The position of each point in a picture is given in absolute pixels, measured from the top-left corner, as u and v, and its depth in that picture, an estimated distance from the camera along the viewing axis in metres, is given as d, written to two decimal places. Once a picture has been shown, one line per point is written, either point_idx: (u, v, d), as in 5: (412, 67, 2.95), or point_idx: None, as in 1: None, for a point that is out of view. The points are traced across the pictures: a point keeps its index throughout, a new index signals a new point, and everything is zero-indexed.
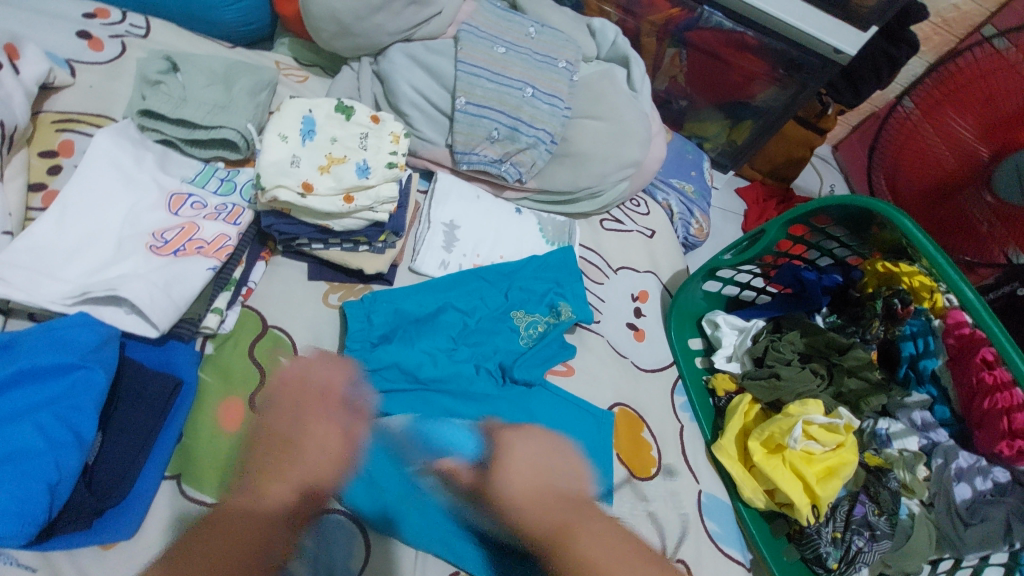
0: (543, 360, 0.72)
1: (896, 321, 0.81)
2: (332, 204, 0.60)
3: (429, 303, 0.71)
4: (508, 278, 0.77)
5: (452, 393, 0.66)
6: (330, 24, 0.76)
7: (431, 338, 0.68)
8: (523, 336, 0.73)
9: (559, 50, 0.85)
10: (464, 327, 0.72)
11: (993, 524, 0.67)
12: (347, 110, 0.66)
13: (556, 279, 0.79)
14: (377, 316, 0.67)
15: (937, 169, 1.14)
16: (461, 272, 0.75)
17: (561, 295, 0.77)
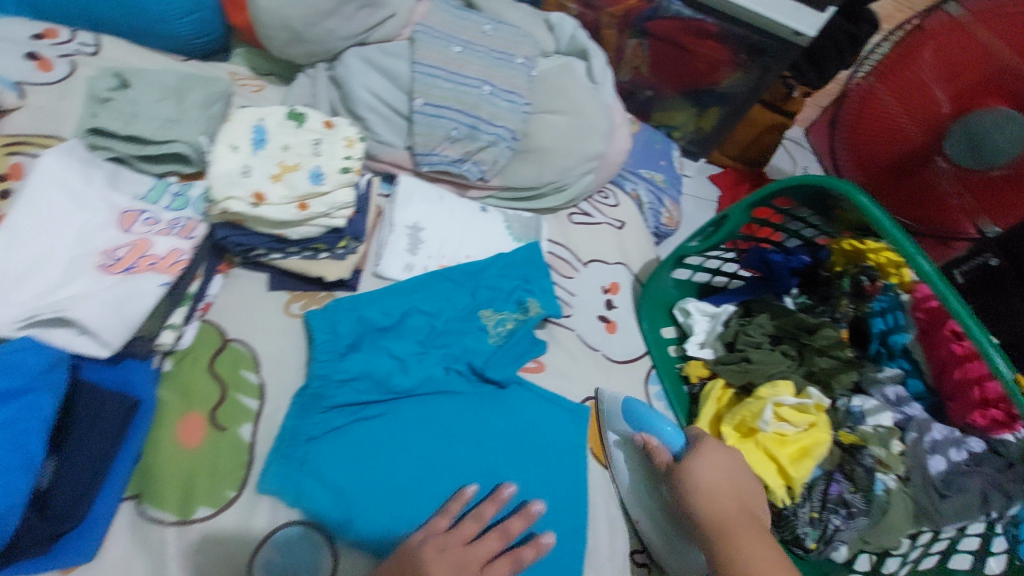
0: (516, 357, 0.72)
1: (864, 299, 0.83)
2: (286, 212, 0.59)
3: (394, 309, 0.70)
4: (474, 278, 0.77)
5: (427, 400, 0.65)
6: (282, 32, 0.76)
7: (400, 343, 0.68)
8: (492, 335, 0.73)
9: (515, 46, 0.85)
10: (434, 331, 0.71)
11: (969, 495, 0.65)
12: (299, 117, 0.65)
13: (524, 276, 0.79)
14: (342, 325, 0.65)
15: (899, 142, 1.14)
16: (426, 274, 0.75)
17: (529, 291, 0.77)
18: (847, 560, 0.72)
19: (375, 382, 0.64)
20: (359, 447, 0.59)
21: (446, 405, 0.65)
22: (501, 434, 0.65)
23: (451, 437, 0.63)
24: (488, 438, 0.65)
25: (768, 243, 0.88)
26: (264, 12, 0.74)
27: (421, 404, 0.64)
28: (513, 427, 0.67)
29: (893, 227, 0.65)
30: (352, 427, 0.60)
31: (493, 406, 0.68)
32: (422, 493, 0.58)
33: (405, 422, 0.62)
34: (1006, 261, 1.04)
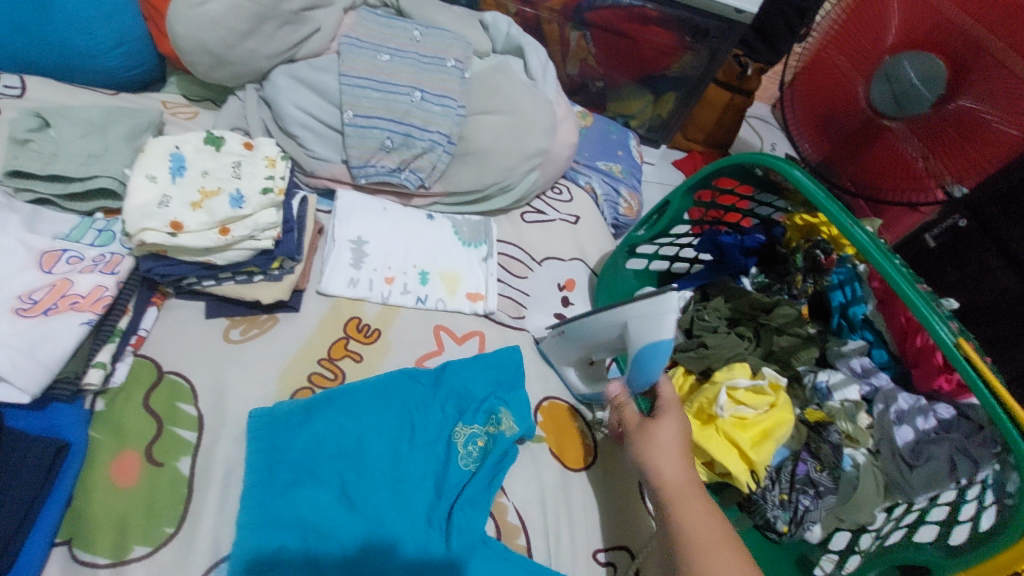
0: (481, 368, 0.71)
1: (821, 273, 0.81)
2: (206, 239, 0.58)
3: (356, 399, 0.64)
4: (448, 370, 0.70)
5: (395, 428, 0.64)
6: (203, 56, 0.75)
7: (359, 432, 0.62)
8: (464, 446, 0.65)
9: (446, 49, 0.83)
10: (395, 379, 0.67)
11: (937, 463, 0.65)
12: (217, 141, 0.65)
13: (503, 384, 0.71)
14: (289, 414, 0.60)
15: (843, 88, 0.88)
16: (392, 369, 0.68)
17: (507, 400, 0.69)
18: (823, 541, 0.69)
19: (334, 450, 0.60)
20: (334, 488, 0.58)
21: (415, 431, 0.64)
22: (476, 450, 0.65)
23: (426, 463, 0.63)
24: (462, 456, 0.64)
25: (724, 226, 0.87)
26: (180, 38, 0.72)
27: (389, 432, 0.63)
28: (487, 441, 0.65)
29: (825, 198, 0.63)
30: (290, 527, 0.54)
31: (463, 424, 0.66)
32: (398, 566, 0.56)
33: (376, 454, 0.61)
34: (975, 222, 1.08)
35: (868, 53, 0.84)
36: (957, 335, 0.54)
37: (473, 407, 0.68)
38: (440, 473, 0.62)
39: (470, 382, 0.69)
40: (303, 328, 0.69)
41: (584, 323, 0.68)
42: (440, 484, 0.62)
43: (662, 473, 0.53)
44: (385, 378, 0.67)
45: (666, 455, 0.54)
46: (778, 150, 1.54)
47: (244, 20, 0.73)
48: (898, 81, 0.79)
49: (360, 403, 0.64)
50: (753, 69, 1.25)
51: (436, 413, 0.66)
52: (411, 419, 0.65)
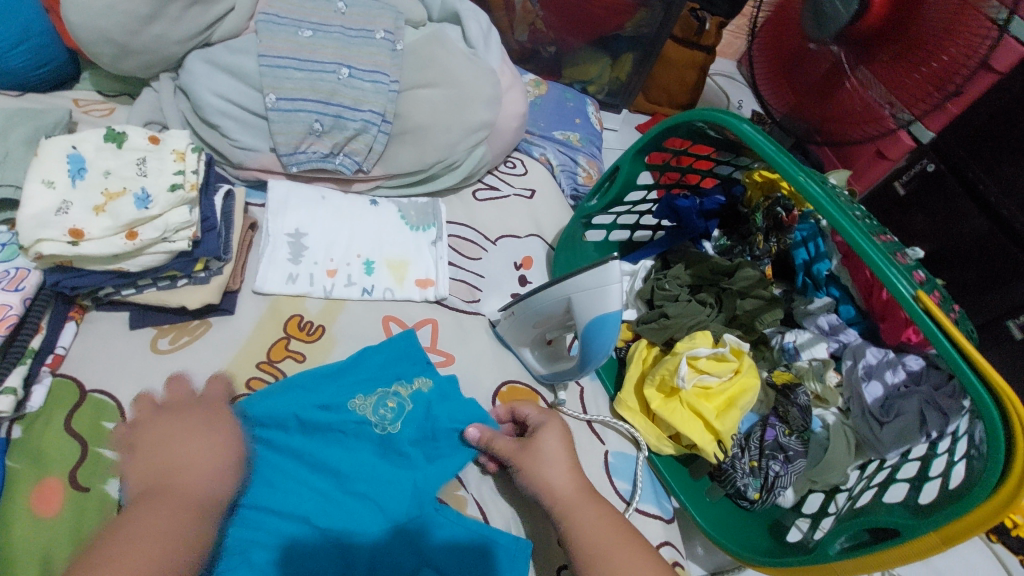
0: (392, 354, 0.65)
1: (784, 230, 0.76)
2: (112, 245, 0.54)
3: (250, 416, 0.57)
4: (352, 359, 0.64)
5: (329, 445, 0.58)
6: (106, 47, 0.68)
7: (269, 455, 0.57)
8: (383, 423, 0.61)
9: (374, 20, 0.78)
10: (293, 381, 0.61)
11: (907, 417, 0.64)
12: (118, 137, 0.59)
13: (410, 359, 0.66)
14: None
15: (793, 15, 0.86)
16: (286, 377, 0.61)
17: (418, 372, 0.65)
18: (796, 505, 0.67)
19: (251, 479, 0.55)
20: (295, 524, 0.54)
21: (351, 445, 0.59)
22: (418, 446, 0.61)
23: (374, 476, 0.58)
24: (404, 454, 0.60)
25: (683, 189, 0.83)
26: (77, 28, 0.66)
27: (323, 451, 0.58)
28: (425, 433, 0.62)
29: (776, 153, 0.58)
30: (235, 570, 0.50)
31: (392, 420, 0.61)
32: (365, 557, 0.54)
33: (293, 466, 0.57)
34: (942, 165, 1.07)
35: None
36: (916, 290, 0.51)
37: (404, 401, 0.63)
38: (393, 479, 0.59)
39: (391, 374, 0.64)
40: (238, 332, 0.65)
41: (530, 304, 0.64)
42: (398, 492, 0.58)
43: (552, 480, 0.52)
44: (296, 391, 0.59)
45: (557, 466, 0.53)
46: (745, 107, 1.50)
47: (143, 2, 0.66)
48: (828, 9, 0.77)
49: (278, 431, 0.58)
50: (710, 23, 1.20)
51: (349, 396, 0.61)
52: (344, 433, 0.59)
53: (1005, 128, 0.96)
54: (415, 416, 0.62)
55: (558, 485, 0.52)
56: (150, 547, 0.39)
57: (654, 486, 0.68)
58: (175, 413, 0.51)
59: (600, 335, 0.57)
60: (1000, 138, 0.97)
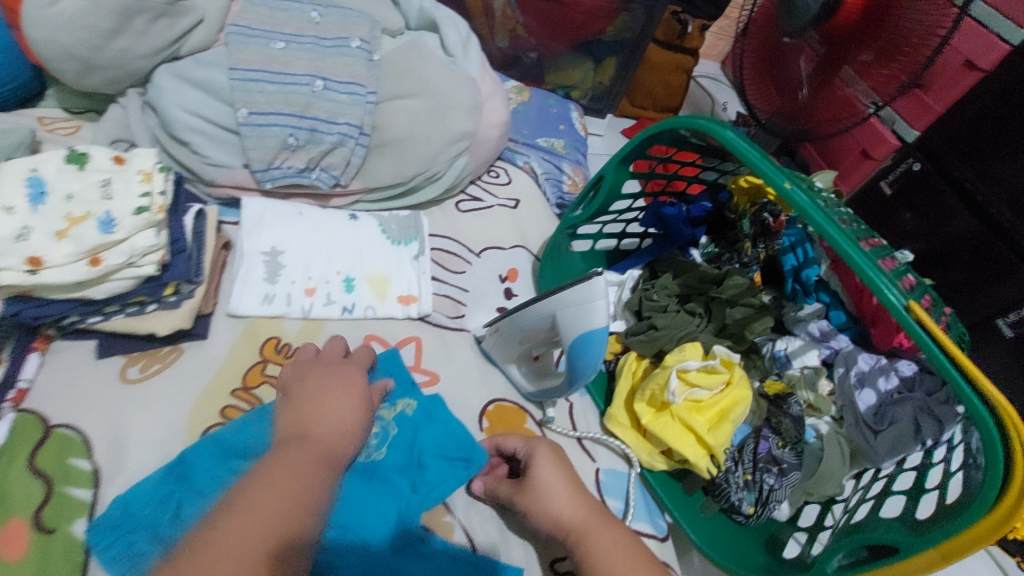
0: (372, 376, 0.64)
1: (771, 236, 0.76)
2: (74, 272, 0.52)
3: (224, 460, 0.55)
4: None
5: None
6: (70, 63, 0.66)
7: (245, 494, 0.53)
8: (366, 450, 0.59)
9: (349, 28, 0.75)
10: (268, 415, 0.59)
11: (902, 425, 0.63)
12: (80, 158, 0.57)
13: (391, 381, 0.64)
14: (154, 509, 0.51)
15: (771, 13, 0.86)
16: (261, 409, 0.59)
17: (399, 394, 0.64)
18: (792, 518, 0.66)
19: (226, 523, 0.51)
20: None
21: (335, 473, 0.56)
22: (403, 474, 0.59)
23: (356, 506, 0.55)
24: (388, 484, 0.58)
25: (670, 196, 0.82)
26: (38, 44, 0.63)
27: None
28: (411, 461, 0.60)
29: (758, 158, 0.57)
30: None
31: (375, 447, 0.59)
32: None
33: None
34: (928, 164, 1.07)
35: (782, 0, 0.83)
36: (905, 298, 0.50)
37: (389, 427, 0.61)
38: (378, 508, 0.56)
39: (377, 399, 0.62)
40: (212, 358, 0.62)
41: (514, 321, 0.62)
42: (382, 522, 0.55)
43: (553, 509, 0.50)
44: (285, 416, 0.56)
45: (558, 495, 0.51)
46: (730, 109, 1.49)
47: (108, 16, 0.64)
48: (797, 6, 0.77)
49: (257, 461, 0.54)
50: (693, 26, 1.19)
51: None
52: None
53: (991, 124, 0.96)
54: (400, 442, 0.61)
55: (557, 504, 0.50)
56: (272, 499, 0.37)
57: (647, 502, 0.67)
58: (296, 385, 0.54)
59: (586, 353, 0.55)
60: (985, 136, 0.97)
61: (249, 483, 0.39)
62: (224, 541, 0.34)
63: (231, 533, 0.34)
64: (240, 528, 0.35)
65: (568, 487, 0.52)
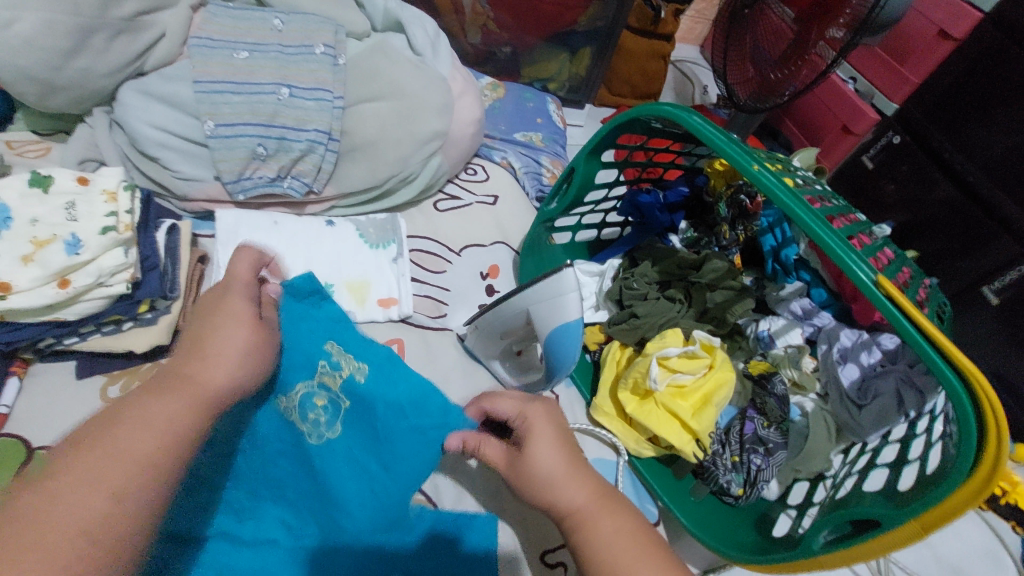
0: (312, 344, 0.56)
1: (749, 217, 0.77)
2: (43, 295, 0.52)
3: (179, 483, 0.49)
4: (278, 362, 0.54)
5: (268, 470, 0.54)
6: (30, 86, 0.65)
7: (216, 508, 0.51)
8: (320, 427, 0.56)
9: (313, 34, 0.75)
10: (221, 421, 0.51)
11: (885, 398, 0.64)
12: (43, 180, 0.56)
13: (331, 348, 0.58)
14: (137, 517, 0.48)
15: None
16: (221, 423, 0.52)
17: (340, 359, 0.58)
18: (781, 495, 0.66)
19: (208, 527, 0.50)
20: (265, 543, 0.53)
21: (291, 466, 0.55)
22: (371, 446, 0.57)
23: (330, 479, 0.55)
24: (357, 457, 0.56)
25: (646, 183, 0.82)
26: None
27: (266, 474, 0.54)
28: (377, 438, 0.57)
29: (725, 142, 0.57)
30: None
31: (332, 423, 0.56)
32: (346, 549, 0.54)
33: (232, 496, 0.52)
34: (907, 136, 1.07)
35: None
36: (876, 274, 0.50)
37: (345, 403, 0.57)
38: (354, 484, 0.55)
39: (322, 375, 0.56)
40: None
41: (492, 317, 0.62)
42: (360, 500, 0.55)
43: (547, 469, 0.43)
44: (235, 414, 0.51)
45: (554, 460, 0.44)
46: (711, 92, 1.48)
47: (65, 36, 0.63)
48: None
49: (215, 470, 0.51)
50: (666, 11, 1.18)
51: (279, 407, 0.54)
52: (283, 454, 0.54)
53: (969, 91, 0.95)
54: (353, 412, 0.57)
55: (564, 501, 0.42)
56: (137, 442, 0.35)
57: (639, 489, 0.68)
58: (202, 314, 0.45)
59: (564, 341, 0.56)
60: (961, 106, 0.97)
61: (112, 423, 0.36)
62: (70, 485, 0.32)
63: (84, 470, 0.33)
64: (79, 478, 0.32)
65: (566, 458, 0.44)
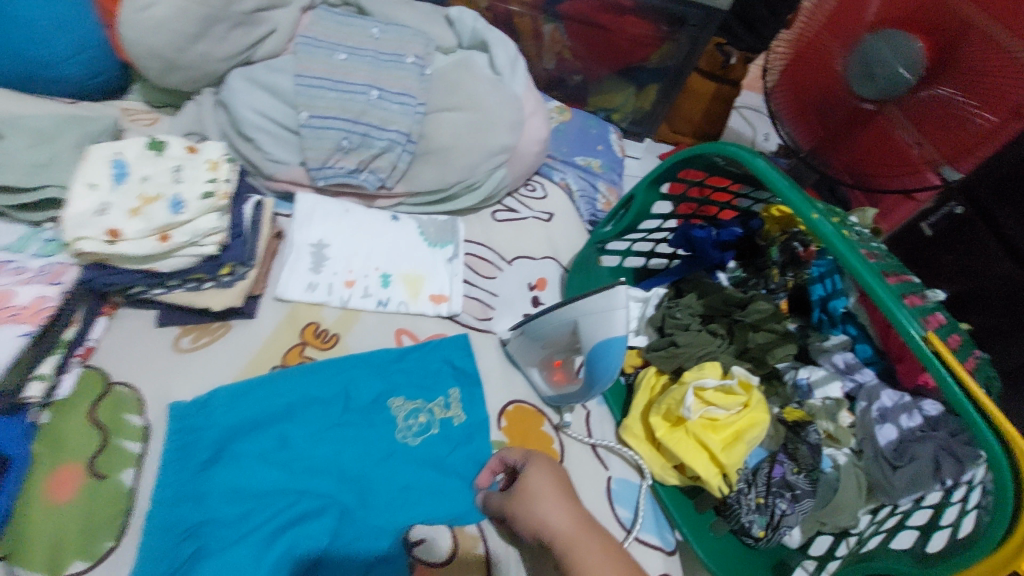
0: (415, 373, 0.69)
1: (800, 265, 0.78)
2: (144, 246, 0.57)
3: (349, 453, 0.61)
4: (383, 371, 0.68)
5: (400, 473, 0.62)
6: (154, 61, 0.73)
7: (268, 470, 0.57)
8: (401, 430, 0.65)
9: (406, 45, 0.82)
10: (329, 377, 0.66)
11: (922, 462, 0.62)
12: (159, 146, 0.64)
13: (445, 362, 0.71)
14: (314, 460, 0.60)
15: (828, 72, 0.82)
16: (354, 422, 0.63)
17: (418, 381, 0.69)
18: (803, 545, 0.67)
19: (315, 474, 0.59)
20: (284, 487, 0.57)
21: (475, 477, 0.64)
22: (329, 430, 0.62)
23: (373, 469, 0.61)
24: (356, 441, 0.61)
25: (700, 219, 0.85)
26: (129, 43, 0.71)
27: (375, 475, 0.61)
28: (199, 397, 0.60)
29: (787, 187, 0.59)
30: (288, 530, 0.54)
31: (410, 383, 0.68)
32: (350, 514, 0.58)
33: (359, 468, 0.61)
34: (970, 208, 1.04)
35: (852, 37, 0.77)
36: (925, 330, 0.51)
37: (418, 400, 0.67)
38: (315, 463, 0.60)
39: (413, 370, 0.69)
40: (258, 336, 0.67)
41: (539, 324, 0.66)
42: (376, 518, 0.58)
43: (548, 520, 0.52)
44: (417, 406, 0.67)
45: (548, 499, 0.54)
46: (771, 141, 1.50)
47: (193, 22, 0.71)
48: (874, 67, 0.74)
49: (387, 448, 0.63)
50: (736, 58, 1.21)
51: (380, 412, 0.65)
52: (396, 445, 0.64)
53: None
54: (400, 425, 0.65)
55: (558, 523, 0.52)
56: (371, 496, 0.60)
57: (658, 517, 0.68)
58: (353, 380, 0.66)
59: (602, 360, 0.59)
60: None
61: (396, 443, 0.64)
62: (385, 420, 0.65)
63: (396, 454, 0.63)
64: (402, 421, 0.65)
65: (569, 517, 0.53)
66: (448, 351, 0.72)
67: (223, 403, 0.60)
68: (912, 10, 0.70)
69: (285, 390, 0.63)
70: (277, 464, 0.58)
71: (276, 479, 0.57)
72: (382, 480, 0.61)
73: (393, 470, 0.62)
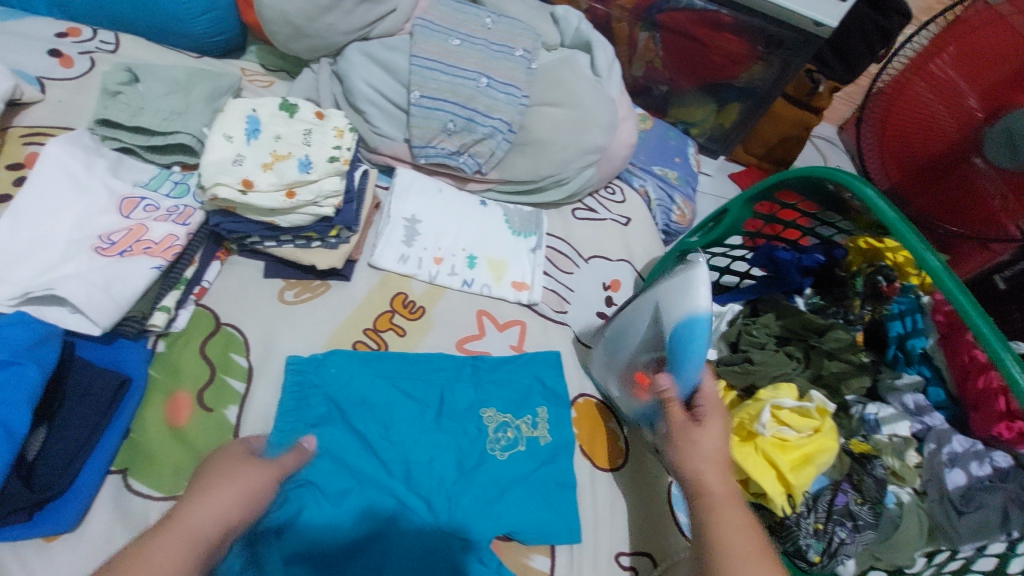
0: (509, 387, 0.69)
1: (880, 300, 0.80)
2: (273, 199, 0.61)
3: (437, 452, 0.62)
4: (478, 377, 0.68)
5: (482, 482, 0.62)
6: (283, 27, 0.77)
7: (364, 448, 0.60)
8: (489, 441, 0.64)
9: (515, 38, 0.84)
10: (429, 369, 0.67)
11: (989, 512, 0.61)
12: (291, 108, 0.68)
13: (539, 381, 0.70)
14: (405, 448, 0.61)
15: (923, 120, 0.84)
16: (446, 421, 0.65)
17: (510, 394, 0.68)
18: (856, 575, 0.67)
19: (404, 463, 0.61)
20: (374, 465, 0.60)
21: (558, 507, 0.62)
22: (423, 427, 0.63)
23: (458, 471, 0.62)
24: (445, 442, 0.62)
25: (781, 242, 0.86)
26: (264, 8, 0.75)
27: (457, 479, 0.61)
28: (316, 354, 0.64)
29: (897, 221, 0.60)
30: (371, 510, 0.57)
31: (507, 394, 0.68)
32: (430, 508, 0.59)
33: (444, 470, 0.61)
34: None
35: (951, 91, 0.79)
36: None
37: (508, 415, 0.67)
38: (406, 447, 0.62)
39: (509, 383, 0.69)
40: (352, 298, 0.70)
41: (623, 326, 0.69)
42: (452, 518, 0.59)
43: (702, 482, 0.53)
44: (509, 420, 0.66)
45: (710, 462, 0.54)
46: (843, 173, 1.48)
47: None
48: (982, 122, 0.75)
49: (473, 455, 0.63)
50: (825, 87, 1.20)
51: (472, 417, 0.66)
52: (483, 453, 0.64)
53: None
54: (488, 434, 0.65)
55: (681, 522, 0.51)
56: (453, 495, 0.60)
57: None
58: (452, 377, 0.67)
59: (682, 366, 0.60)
60: None
61: (482, 451, 0.64)
62: (476, 425, 0.65)
63: (482, 463, 0.63)
64: (491, 431, 0.65)
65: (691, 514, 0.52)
66: (539, 362, 0.72)
67: (336, 373, 0.63)
68: (1002, 76, 0.72)
69: (384, 370, 0.65)
70: (370, 442, 0.61)
71: (370, 458, 0.60)
72: (464, 484, 0.61)
73: (476, 474, 0.62)
